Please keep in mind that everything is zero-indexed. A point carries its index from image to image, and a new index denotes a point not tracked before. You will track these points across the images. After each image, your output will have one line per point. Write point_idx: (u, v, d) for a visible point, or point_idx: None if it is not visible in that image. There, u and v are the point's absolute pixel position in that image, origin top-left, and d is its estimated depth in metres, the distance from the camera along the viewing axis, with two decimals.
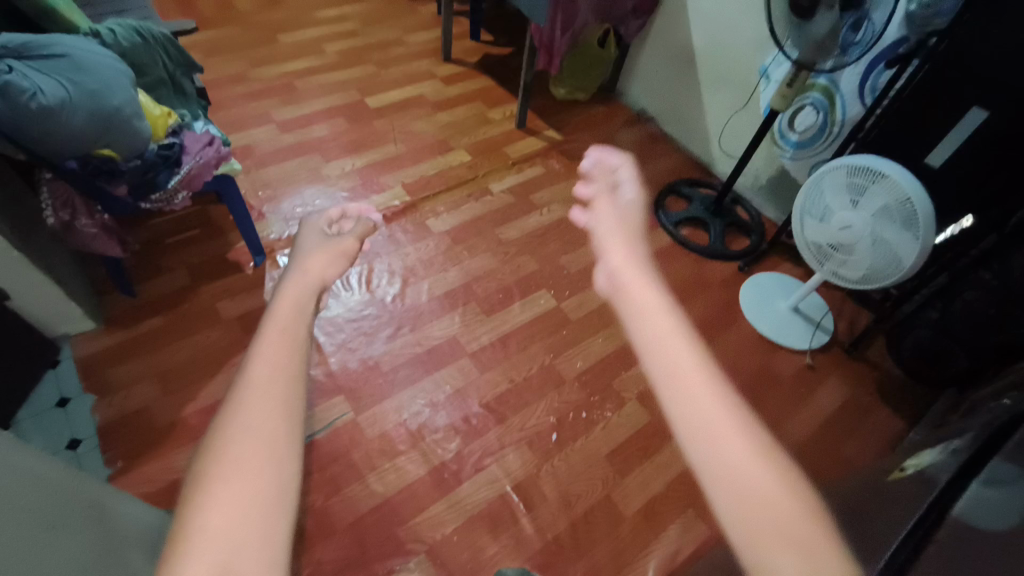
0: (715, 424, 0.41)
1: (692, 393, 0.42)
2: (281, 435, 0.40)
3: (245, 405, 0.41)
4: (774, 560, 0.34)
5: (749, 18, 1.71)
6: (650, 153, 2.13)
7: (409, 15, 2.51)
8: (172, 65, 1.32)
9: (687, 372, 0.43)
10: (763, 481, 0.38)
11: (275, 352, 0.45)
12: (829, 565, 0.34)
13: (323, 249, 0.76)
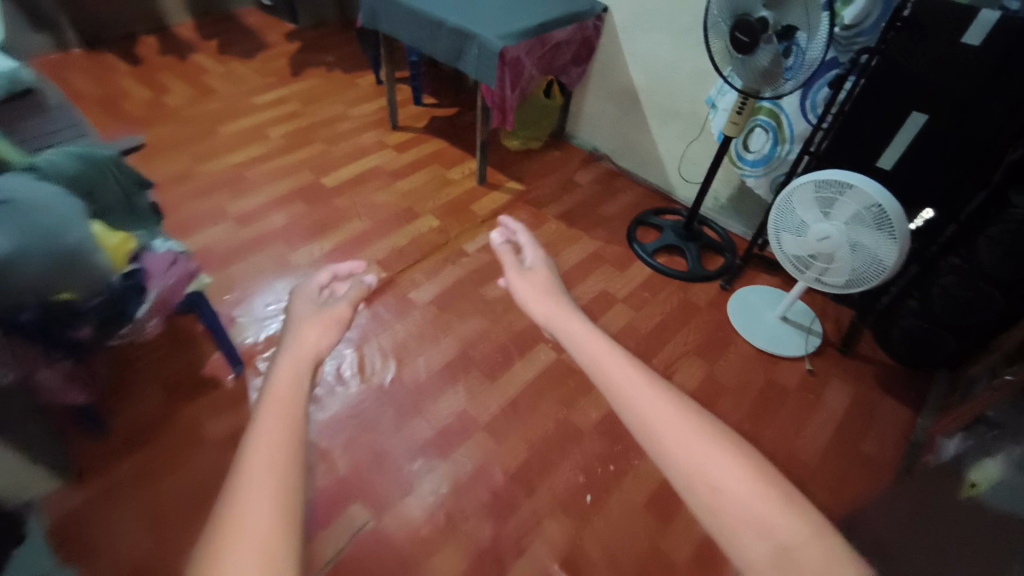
0: (689, 444, 0.55)
1: (672, 440, 0.55)
2: (275, 524, 0.43)
3: (249, 499, 0.44)
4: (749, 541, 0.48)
5: (684, 55, 1.84)
6: (611, 190, 2.19)
7: (348, 89, 2.52)
8: (126, 184, 1.24)
9: (661, 418, 0.57)
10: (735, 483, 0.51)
11: (277, 440, 0.48)
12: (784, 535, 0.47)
13: (315, 320, 0.84)
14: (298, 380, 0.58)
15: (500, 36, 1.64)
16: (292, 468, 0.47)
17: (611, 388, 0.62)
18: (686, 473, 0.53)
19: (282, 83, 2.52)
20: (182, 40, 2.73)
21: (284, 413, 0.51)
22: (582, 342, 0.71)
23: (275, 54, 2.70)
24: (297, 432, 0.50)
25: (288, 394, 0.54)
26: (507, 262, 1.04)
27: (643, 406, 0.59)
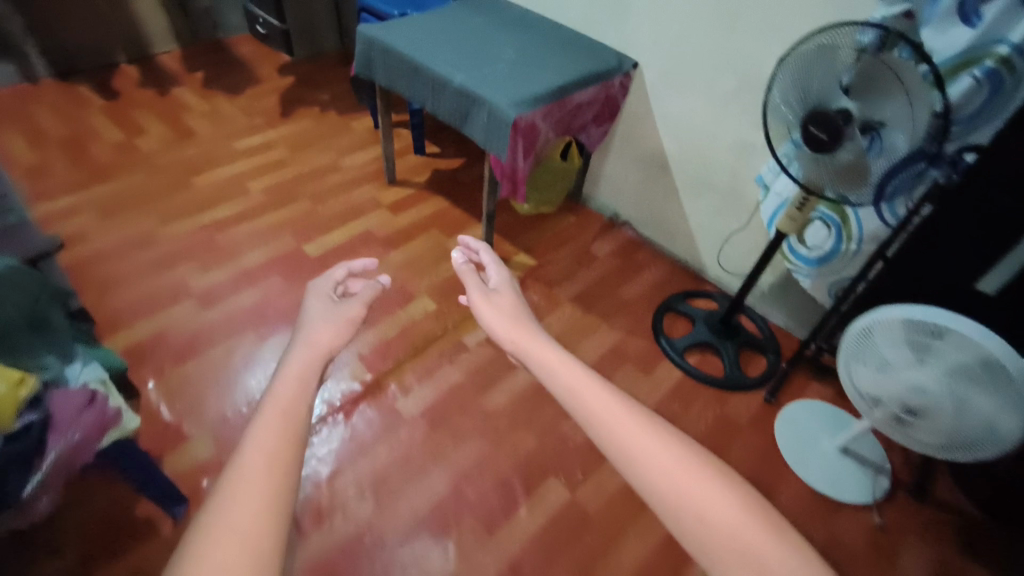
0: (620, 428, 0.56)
1: (614, 437, 0.56)
2: (259, 527, 0.44)
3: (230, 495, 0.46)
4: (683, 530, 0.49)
5: (726, 124, 1.57)
6: (633, 266, 1.92)
7: (343, 134, 2.26)
8: (29, 300, 0.99)
9: (632, 436, 0.55)
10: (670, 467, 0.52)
11: (267, 444, 0.50)
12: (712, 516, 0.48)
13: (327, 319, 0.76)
14: (303, 385, 0.60)
15: (515, 103, 1.37)
16: (290, 466, 0.50)
17: (578, 407, 0.60)
18: (663, 495, 0.51)
19: (271, 124, 2.26)
20: (166, 71, 2.48)
21: (285, 420, 0.54)
22: (543, 357, 0.70)
23: (267, 90, 2.45)
24: (295, 440, 0.52)
25: (291, 400, 0.56)
26: (472, 282, 1.02)
27: (609, 422, 0.57)
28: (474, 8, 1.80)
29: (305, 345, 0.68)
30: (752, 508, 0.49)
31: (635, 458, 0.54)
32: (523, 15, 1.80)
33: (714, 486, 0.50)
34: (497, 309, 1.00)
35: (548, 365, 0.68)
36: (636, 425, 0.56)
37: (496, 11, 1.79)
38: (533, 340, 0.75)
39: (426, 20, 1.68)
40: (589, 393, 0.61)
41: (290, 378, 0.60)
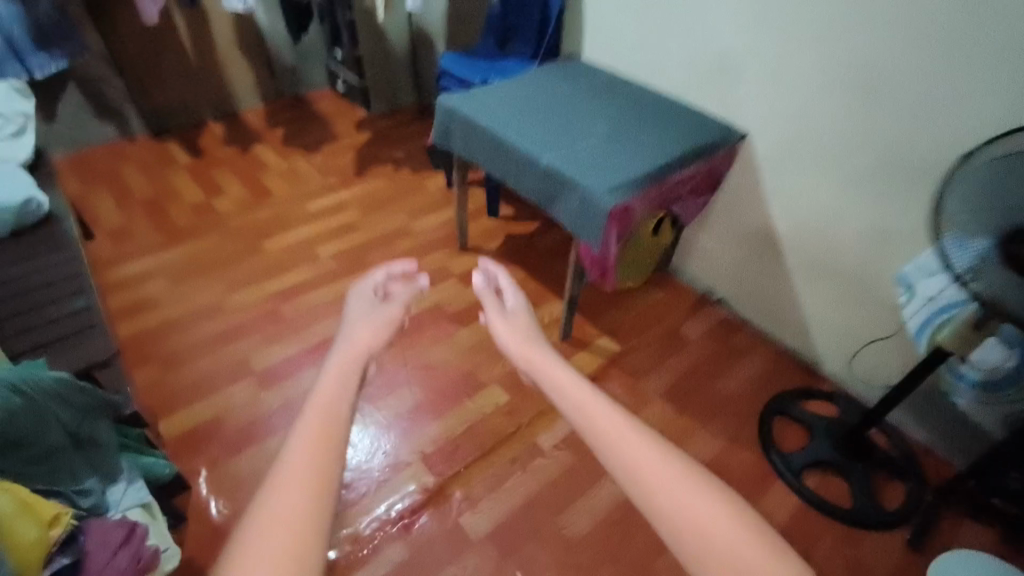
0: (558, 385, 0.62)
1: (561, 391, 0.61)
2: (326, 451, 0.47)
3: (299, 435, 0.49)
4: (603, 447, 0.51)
5: (854, 205, 1.37)
6: (731, 351, 1.68)
7: (414, 194, 2.19)
8: (75, 414, 0.88)
9: (638, 452, 0.50)
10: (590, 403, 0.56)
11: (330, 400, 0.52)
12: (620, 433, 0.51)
13: (368, 318, 0.90)
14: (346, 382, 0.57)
15: (608, 189, 1.25)
16: (333, 462, 0.47)
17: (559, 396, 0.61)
18: (666, 516, 0.46)
19: (344, 184, 2.23)
20: (249, 128, 2.54)
21: (326, 421, 0.50)
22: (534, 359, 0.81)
23: (342, 148, 2.44)
24: (334, 439, 0.48)
25: (333, 397, 0.53)
26: (487, 301, 0.98)
27: (614, 433, 0.52)
28: (563, 73, 1.70)
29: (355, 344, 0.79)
30: (765, 540, 0.44)
31: (642, 477, 0.48)
32: (613, 79, 1.68)
33: (726, 513, 0.45)
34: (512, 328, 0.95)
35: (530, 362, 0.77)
36: (643, 442, 0.51)
37: (585, 76, 1.69)
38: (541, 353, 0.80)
39: (511, 90, 1.60)
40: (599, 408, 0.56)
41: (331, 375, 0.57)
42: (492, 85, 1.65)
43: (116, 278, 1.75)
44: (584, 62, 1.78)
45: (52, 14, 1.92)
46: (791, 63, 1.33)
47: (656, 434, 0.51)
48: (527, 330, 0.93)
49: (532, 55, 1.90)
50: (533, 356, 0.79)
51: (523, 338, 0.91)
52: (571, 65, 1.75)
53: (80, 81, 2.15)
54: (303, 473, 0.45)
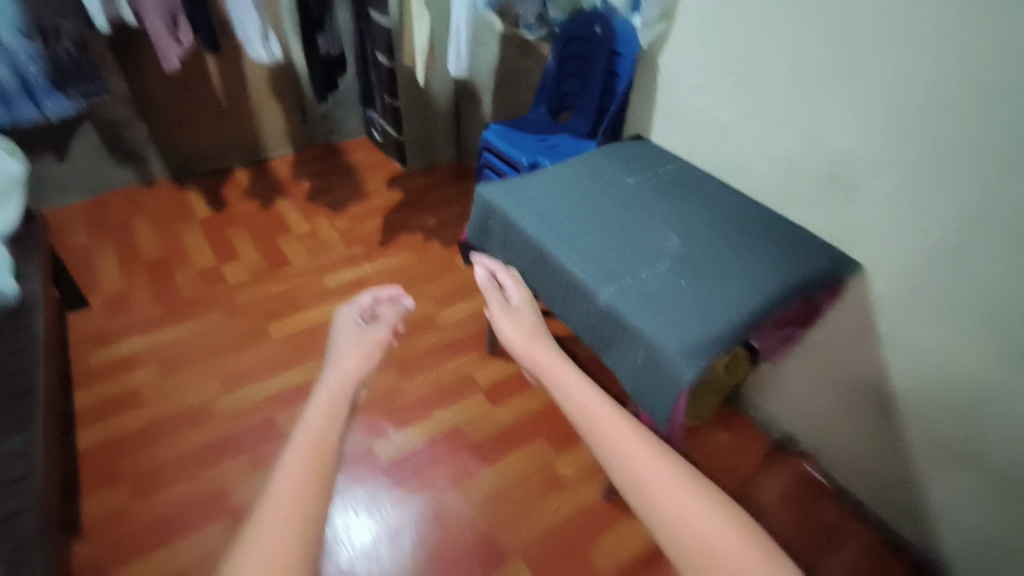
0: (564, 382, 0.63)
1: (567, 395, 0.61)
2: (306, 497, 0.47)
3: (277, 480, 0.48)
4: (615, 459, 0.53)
5: (1006, 376, 0.99)
6: (818, 533, 1.33)
7: (443, 276, 1.93)
8: None
9: (633, 447, 0.53)
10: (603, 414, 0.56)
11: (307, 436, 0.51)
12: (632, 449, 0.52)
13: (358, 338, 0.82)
14: (337, 404, 0.58)
15: (686, 350, 0.92)
16: (324, 480, 0.49)
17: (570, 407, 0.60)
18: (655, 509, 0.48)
19: (367, 256, 2.00)
20: (274, 180, 2.35)
21: (315, 445, 0.51)
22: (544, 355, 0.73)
23: (371, 210, 2.22)
24: (327, 464, 0.50)
25: (322, 422, 0.54)
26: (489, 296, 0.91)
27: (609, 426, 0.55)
28: (628, 160, 1.41)
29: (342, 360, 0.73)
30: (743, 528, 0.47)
31: (634, 467, 0.51)
32: (686, 172, 1.37)
33: (710, 507, 0.48)
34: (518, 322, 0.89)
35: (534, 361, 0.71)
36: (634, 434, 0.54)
37: (652, 167, 1.38)
38: (546, 352, 0.72)
39: (563, 181, 1.30)
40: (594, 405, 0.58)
41: (323, 398, 0.58)
42: (540, 170, 1.36)
43: (102, 361, 1.54)
44: (650, 146, 1.48)
45: (73, 53, 1.73)
46: (936, 182, 1.00)
47: (644, 428, 0.54)
48: (532, 325, 0.84)
49: (590, 132, 1.61)
50: (537, 352, 0.73)
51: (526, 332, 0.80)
52: (637, 150, 1.46)
53: (99, 124, 2.01)
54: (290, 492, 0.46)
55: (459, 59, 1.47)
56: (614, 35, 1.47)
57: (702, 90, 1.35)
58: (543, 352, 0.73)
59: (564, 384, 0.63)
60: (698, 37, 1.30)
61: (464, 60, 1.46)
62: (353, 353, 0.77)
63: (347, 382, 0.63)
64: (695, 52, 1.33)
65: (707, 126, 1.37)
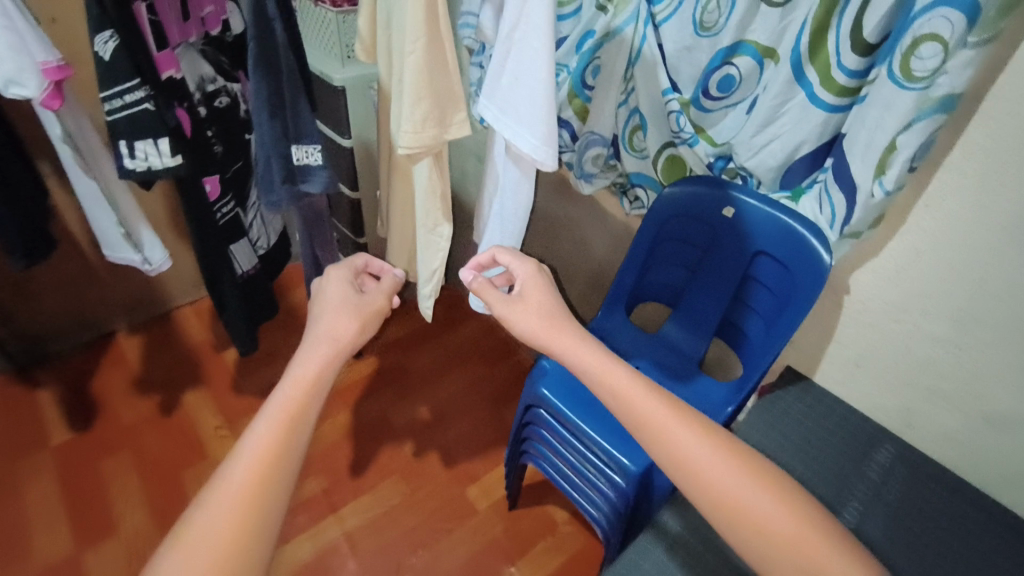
0: (602, 371, 0.58)
1: (610, 380, 0.57)
2: (245, 531, 0.44)
3: (209, 502, 0.45)
4: (678, 448, 0.52)
5: None
6: None
7: (450, 535, 1.26)
8: None
9: (686, 439, 0.52)
10: (652, 407, 0.54)
11: (260, 452, 0.48)
12: (696, 447, 0.51)
13: (337, 309, 0.65)
14: (322, 373, 0.55)
15: None
16: (288, 459, 0.48)
17: (619, 403, 0.55)
18: (712, 495, 0.50)
19: (332, 501, 1.30)
20: (186, 342, 1.58)
21: (283, 427, 0.50)
22: (572, 339, 0.62)
23: (335, 396, 1.50)
24: (294, 439, 0.49)
25: (303, 396, 0.53)
26: (487, 290, 0.70)
27: (659, 428, 0.53)
28: (813, 460, 0.80)
29: (320, 339, 0.59)
30: (803, 514, 0.49)
31: (681, 453, 0.51)
32: (916, 474, 0.80)
33: (770, 497, 0.49)
34: (528, 304, 0.68)
35: (569, 347, 0.61)
36: (684, 426, 0.53)
37: (862, 479, 0.79)
38: (579, 343, 0.61)
39: (734, 570, 0.69)
40: (626, 385, 0.56)
41: (313, 356, 0.57)
42: (669, 519, 0.74)
43: None
44: (833, 406, 0.89)
45: None
46: None
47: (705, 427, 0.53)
48: (556, 307, 0.66)
49: (701, 352, 1.01)
50: (569, 342, 0.62)
51: (549, 318, 0.65)
52: (815, 418, 0.86)
53: None
54: (244, 481, 0.46)
55: None
56: (764, 225, 0.87)
57: (951, 346, 0.75)
58: (569, 336, 0.62)
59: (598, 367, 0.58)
60: (956, 270, 0.71)
61: None
62: (347, 326, 0.62)
63: (332, 356, 0.58)
64: (948, 290, 0.73)
65: (958, 406, 0.77)
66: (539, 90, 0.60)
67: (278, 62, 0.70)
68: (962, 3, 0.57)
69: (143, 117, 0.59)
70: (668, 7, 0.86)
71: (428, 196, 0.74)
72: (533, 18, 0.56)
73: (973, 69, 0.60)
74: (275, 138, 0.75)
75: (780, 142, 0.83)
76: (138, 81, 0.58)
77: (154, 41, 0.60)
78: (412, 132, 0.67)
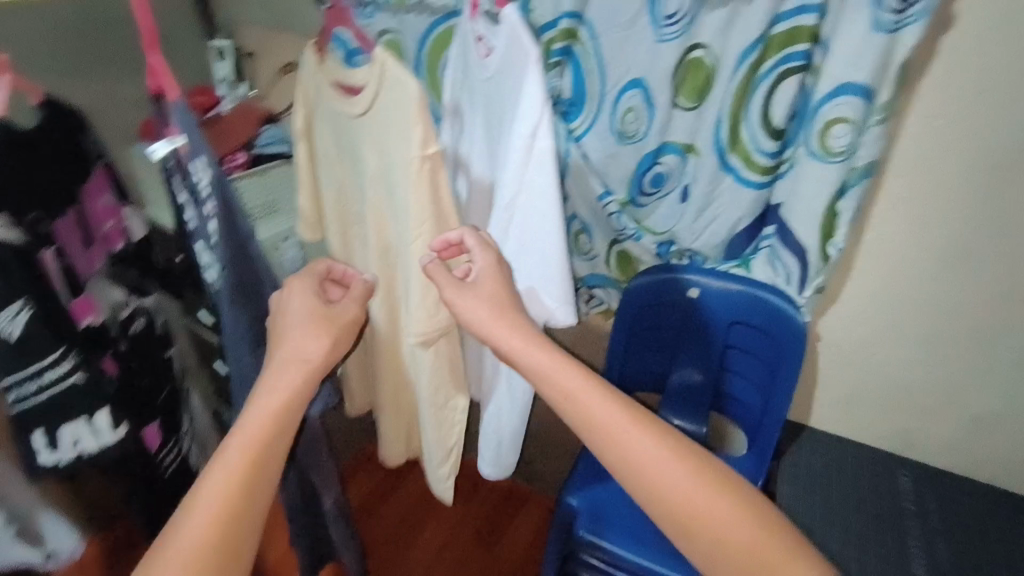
0: (552, 375, 0.52)
1: (565, 386, 0.51)
2: None
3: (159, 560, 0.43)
4: (638, 467, 0.47)
5: None
6: None
7: None
8: None
9: (643, 456, 0.47)
10: (609, 418, 0.49)
11: (211, 505, 0.45)
12: (654, 466, 0.47)
13: (298, 324, 0.58)
14: (281, 417, 0.51)
15: None
16: (251, 509, 0.47)
17: (576, 414, 0.50)
18: (671, 514, 0.46)
19: None
20: None
21: (244, 470, 0.47)
22: (525, 338, 0.55)
23: None
24: (256, 487, 0.47)
25: (262, 439, 0.49)
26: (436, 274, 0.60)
27: (618, 444, 0.48)
28: (858, 515, 0.82)
29: (281, 365, 0.54)
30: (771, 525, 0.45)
31: (641, 471, 0.47)
32: (939, 489, 0.86)
33: (734, 513, 0.45)
34: (477, 296, 0.59)
35: (521, 350, 0.54)
36: (642, 439, 0.48)
37: (907, 516, 0.82)
38: (530, 343, 0.54)
39: None
40: (580, 390, 0.50)
41: (276, 387, 0.52)
42: None
43: None
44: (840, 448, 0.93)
45: None
46: None
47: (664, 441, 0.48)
48: (500, 303, 0.59)
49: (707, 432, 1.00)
50: (518, 342, 0.54)
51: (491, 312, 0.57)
52: (838, 467, 0.90)
53: None
54: (203, 525, 0.44)
55: (500, 451, 0.86)
56: (730, 299, 0.92)
57: (925, 364, 0.85)
58: (518, 337, 0.54)
59: (546, 374, 0.52)
60: (912, 299, 0.81)
61: (509, 453, 0.86)
62: (313, 348, 0.57)
63: (299, 389, 0.53)
64: (909, 319, 0.83)
65: (950, 414, 0.86)
66: (550, 244, 0.68)
67: (258, 291, 0.63)
68: (856, 91, 0.68)
69: (70, 390, 0.59)
70: (584, 121, 0.91)
71: (434, 379, 0.78)
72: (535, 188, 0.65)
73: (882, 140, 0.71)
74: (257, 369, 0.67)
75: (720, 221, 0.87)
76: (61, 351, 0.58)
77: (65, 291, 0.59)
78: (426, 318, 0.72)
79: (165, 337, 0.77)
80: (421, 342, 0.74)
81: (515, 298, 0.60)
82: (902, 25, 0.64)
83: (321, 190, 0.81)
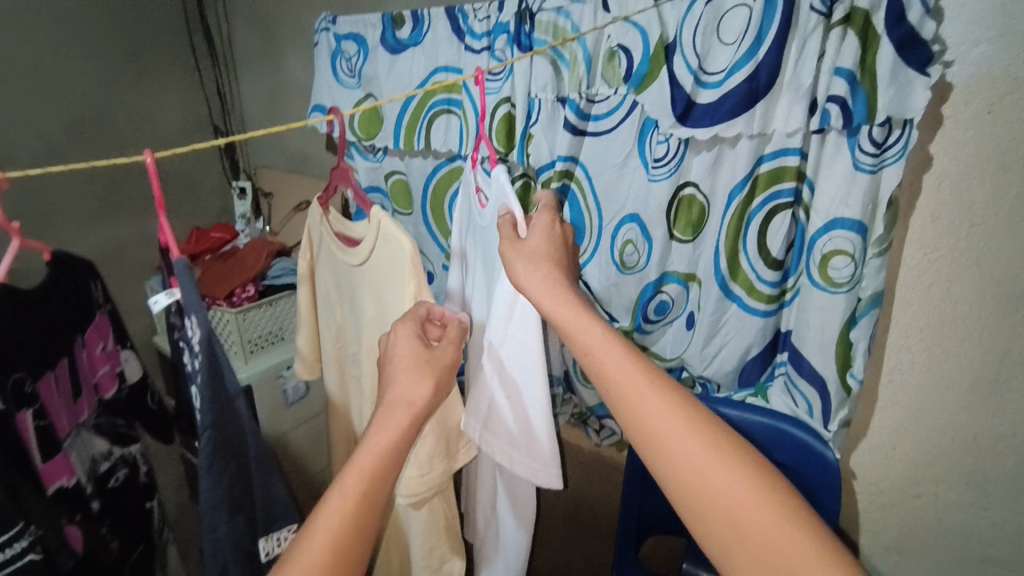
0: (587, 343, 0.50)
1: (598, 356, 0.49)
2: None
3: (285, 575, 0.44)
4: (671, 446, 0.44)
5: None
6: None
7: None
8: None
9: (677, 434, 0.45)
10: (641, 394, 0.46)
11: (330, 528, 0.46)
12: (686, 444, 0.44)
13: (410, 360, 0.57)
14: (390, 443, 0.52)
15: None
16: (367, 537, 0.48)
17: (612, 378, 0.48)
18: (699, 499, 0.43)
19: None
20: None
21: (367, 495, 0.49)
22: (567, 312, 0.52)
23: None
24: (370, 517, 0.48)
25: (378, 469, 0.50)
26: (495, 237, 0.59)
27: (652, 419, 0.45)
28: None
29: (394, 406, 0.54)
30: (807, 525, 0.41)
31: (672, 450, 0.44)
32: None
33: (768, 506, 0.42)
34: (535, 254, 0.57)
35: (567, 318, 0.52)
36: (675, 415, 0.45)
37: None
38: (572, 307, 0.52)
39: None
40: (612, 358, 0.48)
41: (386, 427, 0.53)
42: None
43: None
44: None
45: None
46: None
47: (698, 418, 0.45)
48: (558, 265, 0.57)
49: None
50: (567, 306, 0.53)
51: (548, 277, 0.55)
52: None
53: None
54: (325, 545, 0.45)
55: None
56: (751, 433, 0.85)
57: (979, 507, 0.76)
58: (564, 304, 0.53)
59: (584, 339, 0.50)
60: (948, 432, 0.75)
61: None
62: (423, 391, 0.56)
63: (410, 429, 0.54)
64: (950, 455, 0.76)
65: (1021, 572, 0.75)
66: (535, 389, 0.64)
67: (242, 448, 0.61)
68: (851, 226, 0.69)
69: (23, 570, 0.55)
70: (585, 252, 0.94)
71: (429, 540, 0.78)
72: (519, 343, 0.64)
73: (884, 272, 0.70)
74: (234, 535, 0.61)
75: (730, 347, 0.85)
76: (19, 528, 0.54)
77: (38, 455, 0.59)
78: (417, 477, 0.70)
79: (147, 486, 0.80)
80: (411, 502, 0.72)
81: (566, 256, 0.59)
82: (882, 165, 0.65)
83: (318, 332, 0.85)
